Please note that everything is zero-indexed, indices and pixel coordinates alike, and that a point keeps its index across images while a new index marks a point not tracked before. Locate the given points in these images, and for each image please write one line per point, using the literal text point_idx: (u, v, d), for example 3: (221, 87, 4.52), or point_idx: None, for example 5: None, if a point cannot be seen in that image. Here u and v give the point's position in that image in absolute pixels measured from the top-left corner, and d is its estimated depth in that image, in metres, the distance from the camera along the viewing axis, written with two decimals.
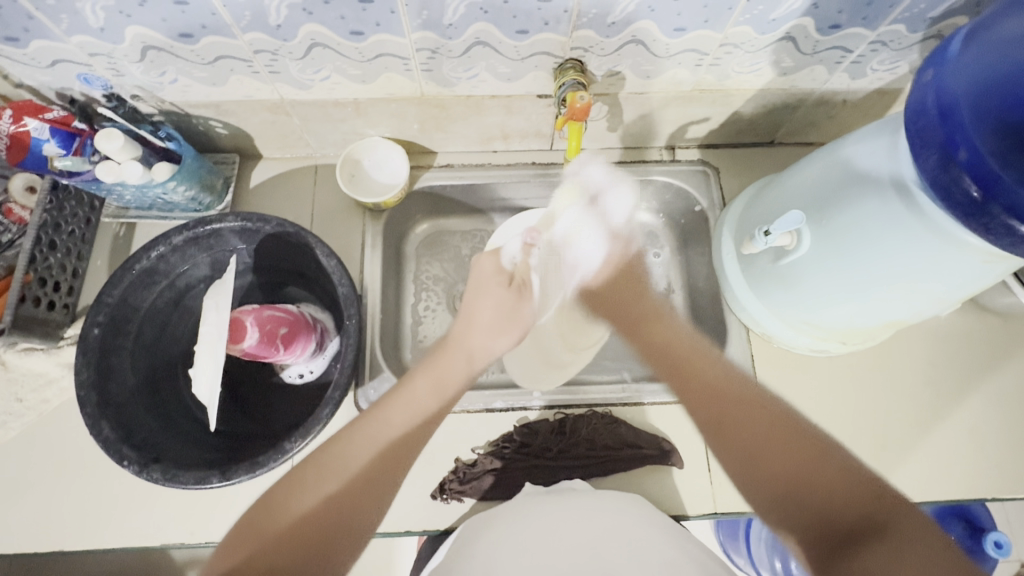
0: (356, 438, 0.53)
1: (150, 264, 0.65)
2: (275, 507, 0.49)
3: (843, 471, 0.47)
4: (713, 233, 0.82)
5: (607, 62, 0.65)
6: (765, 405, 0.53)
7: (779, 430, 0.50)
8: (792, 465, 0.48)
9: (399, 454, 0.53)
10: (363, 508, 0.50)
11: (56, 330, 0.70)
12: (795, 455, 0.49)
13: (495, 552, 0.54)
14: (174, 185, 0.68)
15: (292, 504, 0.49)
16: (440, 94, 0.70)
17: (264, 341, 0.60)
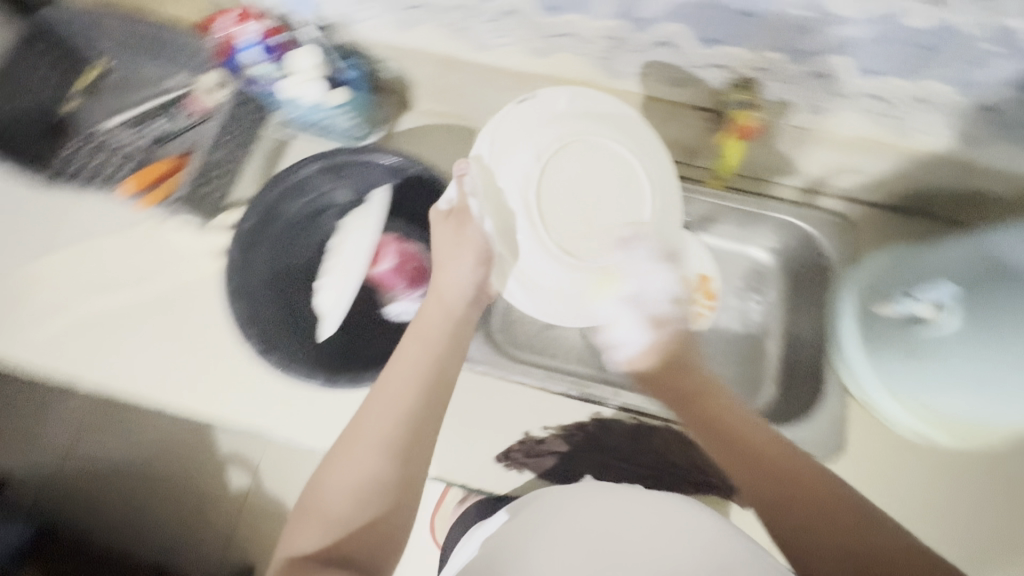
0: (369, 417, 0.56)
1: (308, 175, 0.71)
2: (320, 500, 0.55)
3: (794, 463, 0.51)
4: (833, 287, 0.79)
5: (782, 89, 0.64)
6: (805, 462, 0.51)
7: (809, 488, 0.49)
8: (770, 468, 0.51)
9: (420, 427, 0.57)
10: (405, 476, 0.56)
11: (208, 211, 0.76)
12: (796, 474, 0.50)
13: (559, 530, 0.56)
14: (343, 110, 0.74)
15: (349, 482, 0.54)
16: (604, 84, 0.71)
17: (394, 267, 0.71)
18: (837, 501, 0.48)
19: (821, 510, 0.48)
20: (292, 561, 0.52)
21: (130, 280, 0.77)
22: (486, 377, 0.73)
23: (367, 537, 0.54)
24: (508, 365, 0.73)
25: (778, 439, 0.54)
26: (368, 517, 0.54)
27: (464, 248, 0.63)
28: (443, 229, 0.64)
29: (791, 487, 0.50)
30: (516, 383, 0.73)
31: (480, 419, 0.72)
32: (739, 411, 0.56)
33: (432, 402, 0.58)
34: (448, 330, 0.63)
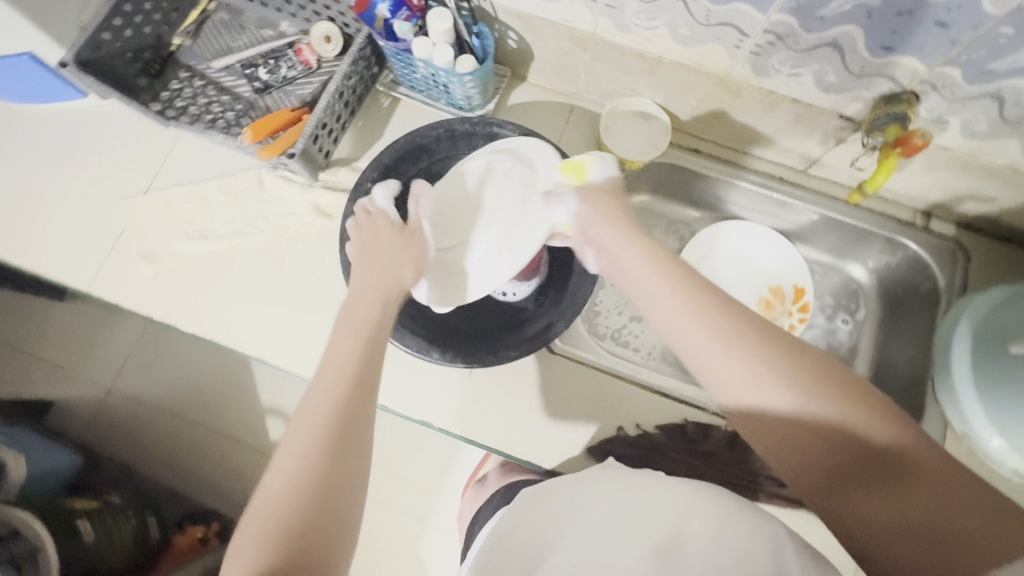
0: (288, 438, 0.43)
1: (428, 143, 0.70)
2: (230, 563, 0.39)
3: (921, 466, 0.38)
4: (941, 315, 0.77)
5: (944, 107, 0.61)
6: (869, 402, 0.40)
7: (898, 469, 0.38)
8: (787, 428, 0.41)
9: (344, 429, 0.43)
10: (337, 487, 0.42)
11: (315, 168, 0.74)
12: (860, 448, 0.39)
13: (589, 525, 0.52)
14: (468, 80, 0.71)
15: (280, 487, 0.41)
16: (745, 80, 0.68)
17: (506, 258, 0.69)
18: (921, 482, 0.38)
19: (930, 507, 0.37)
20: None
21: (231, 230, 0.76)
22: (583, 366, 0.73)
23: (296, 538, 0.39)
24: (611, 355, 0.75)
25: (889, 441, 0.39)
26: (287, 517, 0.39)
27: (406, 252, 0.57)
28: (357, 240, 0.59)
29: (829, 461, 0.40)
30: (613, 375, 0.73)
31: (575, 409, 0.71)
32: (724, 331, 0.43)
33: (348, 392, 0.45)
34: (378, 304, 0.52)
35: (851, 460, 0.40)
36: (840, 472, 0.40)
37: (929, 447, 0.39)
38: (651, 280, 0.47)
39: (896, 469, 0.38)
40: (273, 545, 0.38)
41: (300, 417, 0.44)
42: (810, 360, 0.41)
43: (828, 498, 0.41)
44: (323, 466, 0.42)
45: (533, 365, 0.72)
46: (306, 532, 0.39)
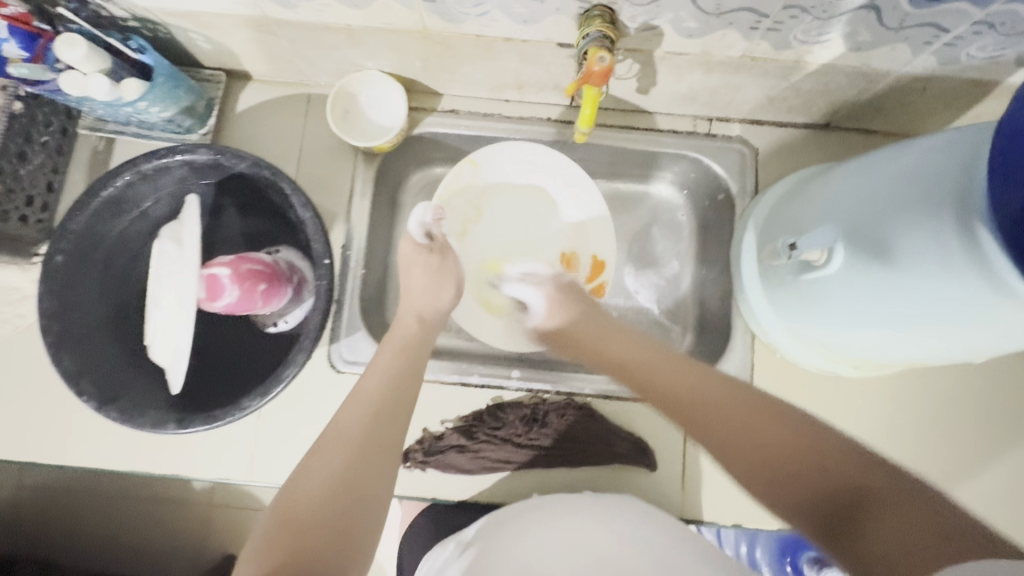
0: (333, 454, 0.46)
1: (119, 192, 0.61)
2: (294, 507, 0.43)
3: (816, 443, 0.39)
4: (737, 224, 0.73)
5: (642, 13, 0.54)
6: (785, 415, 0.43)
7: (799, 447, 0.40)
8: (674, 393, 0.49)
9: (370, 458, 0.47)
10: (362, 516, 0.44)
11: (25, 248, 0.67)
12: (786, 432, 0.41)
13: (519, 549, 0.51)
14: (145, 105, 0.62)
15: (295, 508, 0.43)
16: (445, 31, 0.60)
17: (241, 299, 0.55)
18: (839, 462, 0.37)
19: (805, 486, 0.38)
20: None
21: None
22: None
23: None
24: None
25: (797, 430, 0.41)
26: (311, 542, 0.41)
27: (442, 281, 0.65)
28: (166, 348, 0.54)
29: (761, 458, 0.41)
30: None
31: None
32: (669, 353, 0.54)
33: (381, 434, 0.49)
34: (403, 355, 0.57)
35: (813, 460, 0.38)
36: (794, 480, 0.39)
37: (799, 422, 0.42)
38: (623, 341, 0.57)
39: (860, 501, 0.35)
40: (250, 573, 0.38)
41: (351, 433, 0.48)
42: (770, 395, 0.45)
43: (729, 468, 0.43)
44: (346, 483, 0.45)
45: (322, 392, 0.69)
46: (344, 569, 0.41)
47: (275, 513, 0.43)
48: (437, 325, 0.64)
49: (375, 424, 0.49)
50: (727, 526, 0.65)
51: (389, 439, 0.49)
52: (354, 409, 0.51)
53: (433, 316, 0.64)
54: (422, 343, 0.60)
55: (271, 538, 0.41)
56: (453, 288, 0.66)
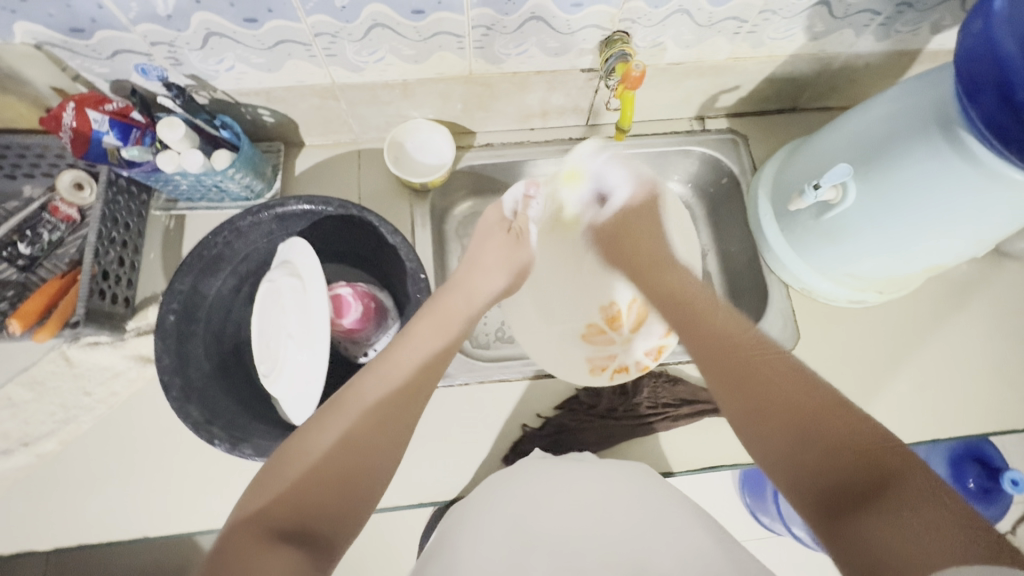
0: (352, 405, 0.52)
1: (218, 251, 0.66)
2: (290, 463, 0.48)
3: (846, 430, 0.44)
4: (746, 198, 0.85)
5: (651, 33, 0.67)
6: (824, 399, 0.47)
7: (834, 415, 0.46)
8: (733, 354, 0.55)
9: (383, 414, 0.52)
10: (372, 475, 0.50)
11: (120, 323, 0.71)
12: (813, 407, 0.47)
13: (509, 509, 0.60)
14: (233, 172, 0.69)
15: (309, 447, 0.49)
16: (488, 72, 0.72)
17: (362, 316, 0.65)
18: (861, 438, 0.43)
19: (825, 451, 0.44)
20: (241, 518, 0.44)
21: (54, 423, 0.69)
22: (468, 386, 0.74)
23: (313, 530, 0.45)
24: (486, 368, 0.74)
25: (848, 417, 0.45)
26: (321, 491, 0.47)
27: (502, 265, 0.74)
28: (299, 377, 0.57)
29: (792, 439, 0.46)
30: (499, 381, 0.74)
31: (475, 427, 0.73)
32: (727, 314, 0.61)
33: (399, 401, 0.54)
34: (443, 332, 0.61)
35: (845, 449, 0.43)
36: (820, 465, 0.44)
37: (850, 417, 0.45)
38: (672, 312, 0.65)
39: (885, 482, 0.40)
40: (262, 502, 0.45)
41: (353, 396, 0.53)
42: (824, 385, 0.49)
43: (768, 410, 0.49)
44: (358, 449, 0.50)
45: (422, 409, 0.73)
46: (342, 520, 0.47)
47: (283, 457, 0.49)
48: (481, 303, 0.69)
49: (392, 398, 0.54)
50: None
51: (410, 409, 0.54)
52: (382, 375, 0.55)
53: (481, 299, 0.69)
54: (459, 318, 0.64)
55: (271, 476, 0.47)
56: (504, 275, 0.73)
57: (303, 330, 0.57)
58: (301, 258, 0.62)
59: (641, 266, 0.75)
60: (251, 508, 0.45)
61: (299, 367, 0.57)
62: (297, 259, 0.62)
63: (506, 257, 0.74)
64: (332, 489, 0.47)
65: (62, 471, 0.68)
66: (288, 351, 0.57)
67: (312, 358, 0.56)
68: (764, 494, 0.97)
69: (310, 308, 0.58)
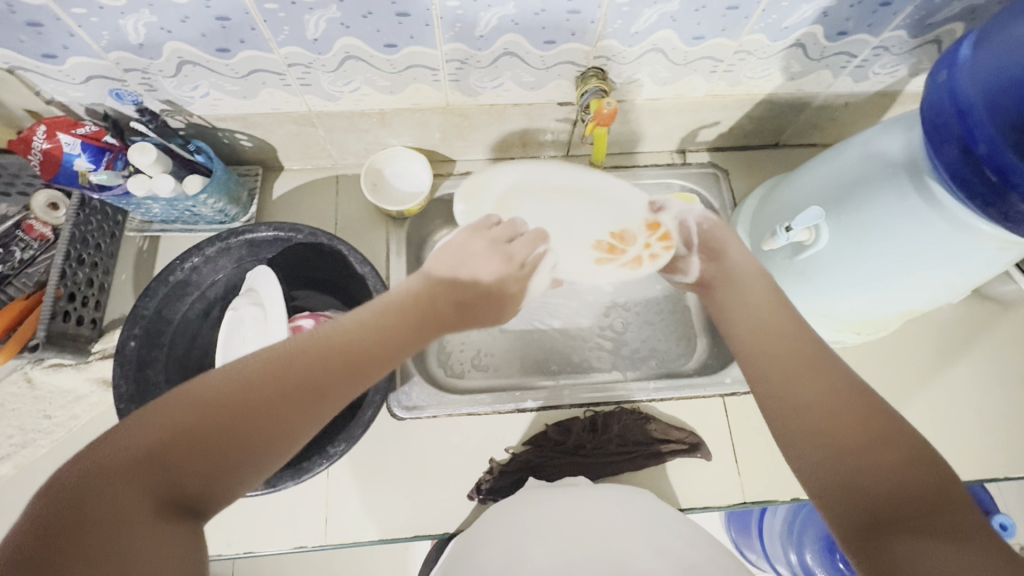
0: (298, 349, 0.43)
1: (184, 276, 0.65)
2: (197, 392, 0.39)
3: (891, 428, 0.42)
4: None
5: (627, 70, 0.68)
6: (849, 385, 0.45)
7: (869, 421, 0.43)
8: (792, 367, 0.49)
9: (346, 370, 0.44)
10: (269, 449, 0.39)
11: (84, 346, 0.70)
12: (853, 397, 0.44)
13: (507, 543, 0.57)
14: (205, 198, 0.69)
15: (219, 388, 0.39)
16: (465, 104, 0.72)
17: None
18: (878, 426, 0.42)
19: (845, 433, 0.43)
20: (104, 451, 0.35)
21: (10, 447, 0.67)
22: (437, 419, 0.73)
23: (192, 495, 0.36)
24: (454, 402, 0.73)
25: (866, 400, 0.44)
26: (209, 451, 0.37)
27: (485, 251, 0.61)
28: None
29: (859, 447, 0.41)
30: (467, 415, 0.73)
31: (442, 460, 0.71)
32: (785, 311, 0.54)
33: (350, 363, 0.45)
34: (413, 313, 0.51)
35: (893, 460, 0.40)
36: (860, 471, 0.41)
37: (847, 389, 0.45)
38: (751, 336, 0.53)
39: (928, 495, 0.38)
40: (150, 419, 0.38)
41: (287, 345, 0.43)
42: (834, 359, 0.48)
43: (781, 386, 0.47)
44: (283, 391, 0.40)
45: (387, 441, 0.72)
46: (235, 481, 0.38)
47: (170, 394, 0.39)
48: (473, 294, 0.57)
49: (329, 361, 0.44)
50: (787, 500, 0.71)
51: (346, 381, 0.44)
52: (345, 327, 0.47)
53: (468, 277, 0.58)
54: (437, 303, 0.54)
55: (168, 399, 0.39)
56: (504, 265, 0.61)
57: None
58: (268, 289, 0.62)
59: (719, 247, 0.64)
60: (130, 448, 0.35)
61: None
62: (261, 292, 0.62)
63: (507, 260, 0.62)
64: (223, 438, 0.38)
65: (18, 495, 0.67)
66: None
67: None
68: (749, 530, 0.94)
69: (272, 341, 0.58)
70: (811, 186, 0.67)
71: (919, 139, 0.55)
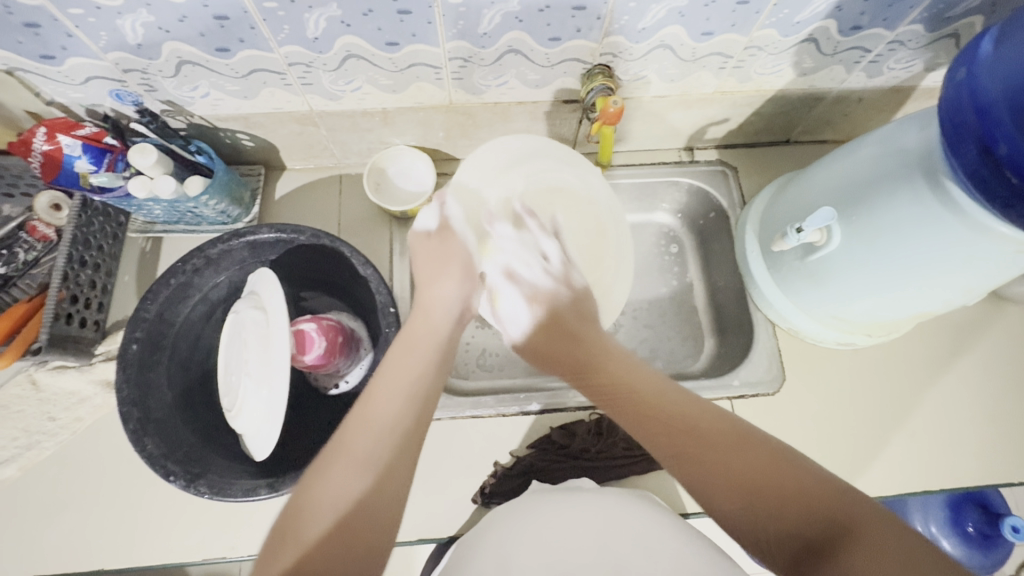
0: (358, 429, 0.47)
1: (186, 278, 0.65)
2: (300, 520, 0.42)
3: (799, 479, 0.43)
4: (734, 232, 0.82)
5: (634, 66, 0.66)
6: (692, 405, 0.50)
7: (744, 448, 0.46)
8: (682, 445, 0.47)
9: (415, 420, 0.49)
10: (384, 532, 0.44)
11: (88, 348, 0.69)
12: (724, 437, 0.46)
13: (500, 549, 0.56)
14: (206, 199, 0.68)
15: (319, 513, 0.43)
16: (469, 102, 0.70)
17: (326, 352, 0.63)
18: (792, 484, 0.43)
19: (751, 507, 0.43)
20: None
21: (16, 448, 0.67)
22: (441, 421, 0.72)
23: None
24: (458, 404, 0.72)
25: (775, 464, 0.44)
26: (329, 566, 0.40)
27: (449, 266, 0.61)
28: (260, 416, 0.56)
29: (744, 487, 0.44)
30: (471, 417, 0.72)
31: (446, 463, 0.71)
32: (626, 356, 0.56)
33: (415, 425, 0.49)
34: (433, 355, 0.55)
35: (805, 503, 0.42)
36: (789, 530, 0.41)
37: (727, 432, 0.47)
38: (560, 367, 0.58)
39: (839, 531, 0.40)
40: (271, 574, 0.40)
41: (354, 430, 0.47)
42: (675, 393, 0.51)
43: (646, 414, 0.50)
44: (384, 474, 0.45)
45: None
46: None
47: (279, 526, 0.43)
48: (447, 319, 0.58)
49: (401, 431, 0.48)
50: None
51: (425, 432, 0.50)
52: (381, 405, 0.49)
53: (445, 313, 0.59)
54: (431, 339, 0.56)
55: (281, 546, 0.41)
56: (458, 276, 0.60)
57: (262, 368, 0.56)
58: (269, 292, 0.61)
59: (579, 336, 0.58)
60: None
61: (258, 404, 0.56)
62: (263, 295, 0.61)
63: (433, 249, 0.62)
64: (367, 539, 0.42)
65: (23, 496, 0.67)
66: (248, 389, 0.56)
67: (272, 397, 0.55)
68: None
69: (273, 345, 0.57)
70: (823, 185, 0.65)
71: (935, 137, 0.53)
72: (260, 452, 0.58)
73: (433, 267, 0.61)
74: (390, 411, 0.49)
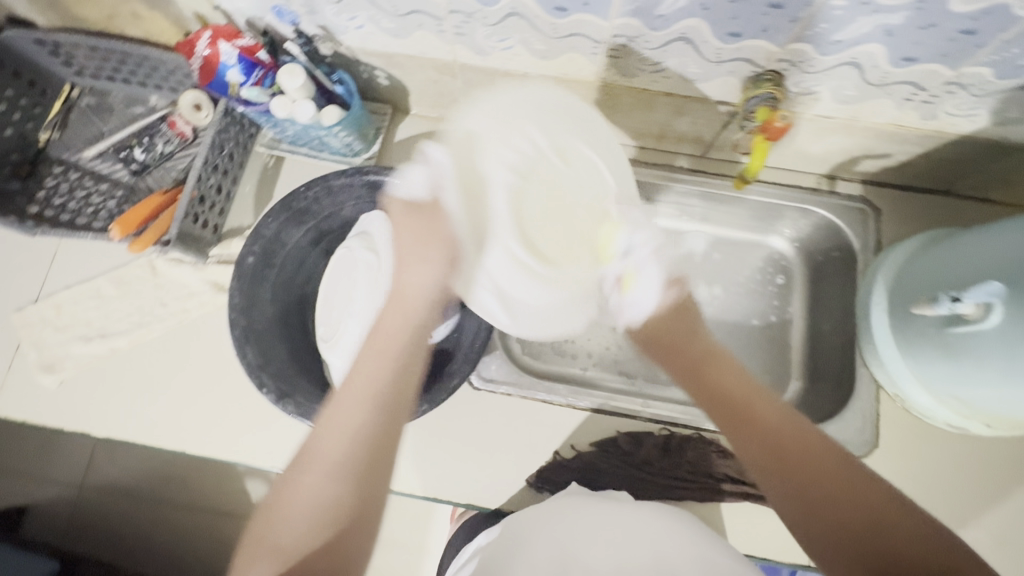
0: (326, 432, 0.48)
1: (306, 205, 0.67)
2: (273, 520, 0.46)
3: (807, 438, 0.49)
4: (860, 277, 0.76)
5: (808, 80, 0.60)
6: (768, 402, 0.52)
7: (764, 426, 0.50)
8: (766, 441, 0.49)
9: (388, 428, 0.49)
10: (359, 531, 0.47)
11: (205, 248, 0.73)
12: (799, 443, 0.48)
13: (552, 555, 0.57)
14: (338, 130, 0.69)
15: (288, 516, 0.46)
16: (615, 83, 0.67)
17: None
18: (820, 469, 0.47)
19: (800, 487, 0.46)
20: None
21: (130, 324, 0.74)
22: (509, 397, 0.73)
23: None
24: (532, 385, 0.72)
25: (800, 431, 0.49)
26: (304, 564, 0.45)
27: (428, 248, 0.56)
28: (356, 352, 0.60)
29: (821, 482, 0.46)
30: (542, 401, 0.72)
31: (508, 438, 0.71)
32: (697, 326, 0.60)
33: (385, 434, 0.49)
34: (397, 348, 0.53)
35: (862, 509, 0.44)
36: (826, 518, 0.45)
37: (783, 416, 0.51)
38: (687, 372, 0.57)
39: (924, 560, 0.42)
40: None
41: (322, 440, 0.48)
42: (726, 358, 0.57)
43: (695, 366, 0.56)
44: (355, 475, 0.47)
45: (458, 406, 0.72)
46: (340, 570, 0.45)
47: (265, 510, 0.48)
48: (423, 311, 0.56)
49: (367, 455, 0.48)
50: None
51: (395, 435, 0.50)
52: (347, 411, 0.49)
53: (422, 302, 0.57)
54: (410, 332, 0.54)
55: (260, 546, 0.46)
56: None
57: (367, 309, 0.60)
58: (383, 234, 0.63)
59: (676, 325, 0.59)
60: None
61: (358, 343, 0.59)
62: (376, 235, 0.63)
63: None
64: (339, 543, 0.46)
65: (127, 368, 0.73)
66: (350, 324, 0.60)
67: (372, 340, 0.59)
68: None
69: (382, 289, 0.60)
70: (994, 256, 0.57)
71: None
72: (346, 385, 0.62)
73: (415, 256, 0.57)
74: (366, 412, 0.49)
